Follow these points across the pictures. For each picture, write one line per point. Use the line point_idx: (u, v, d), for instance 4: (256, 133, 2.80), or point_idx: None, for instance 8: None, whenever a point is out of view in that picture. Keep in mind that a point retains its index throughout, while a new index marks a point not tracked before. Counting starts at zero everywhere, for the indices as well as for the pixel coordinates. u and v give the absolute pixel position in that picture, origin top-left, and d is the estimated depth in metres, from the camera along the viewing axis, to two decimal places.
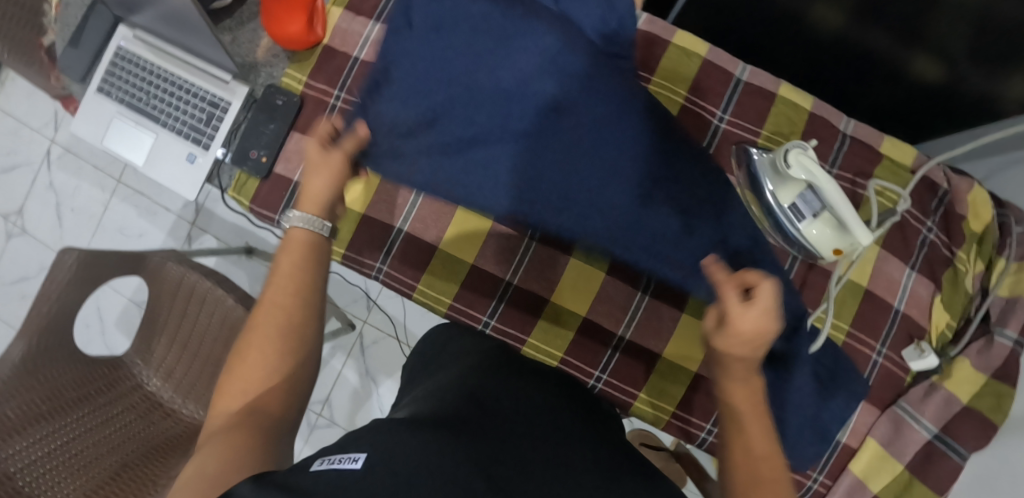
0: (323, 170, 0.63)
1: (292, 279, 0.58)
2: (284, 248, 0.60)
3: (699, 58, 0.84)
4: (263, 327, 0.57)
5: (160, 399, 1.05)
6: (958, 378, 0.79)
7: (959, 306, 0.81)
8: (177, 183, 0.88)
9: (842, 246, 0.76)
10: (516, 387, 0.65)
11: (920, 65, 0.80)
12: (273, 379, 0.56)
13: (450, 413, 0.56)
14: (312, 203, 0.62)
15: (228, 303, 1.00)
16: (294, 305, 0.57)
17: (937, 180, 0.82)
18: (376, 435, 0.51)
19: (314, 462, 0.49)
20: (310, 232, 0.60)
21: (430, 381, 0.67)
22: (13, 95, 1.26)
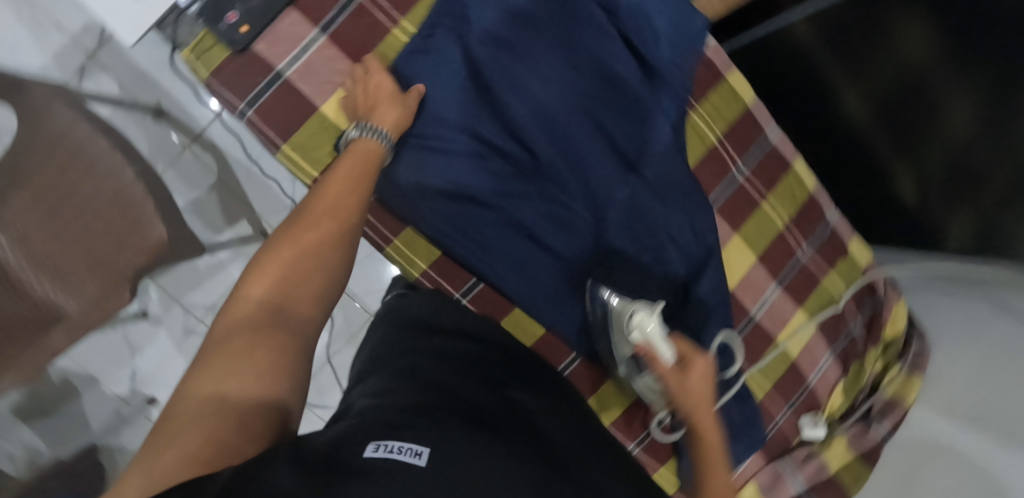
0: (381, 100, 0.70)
1: (347, 184, 0.61)
2: (350, 154, 0.64)
3: (744, 106, 0.85)
4: (300, 234, 0.55)
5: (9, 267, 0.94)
6: (833, 450, 0.90)
7: (853, 392, 0.94)
8: (109, 14, 0.65)
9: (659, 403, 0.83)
10: (520, 384, 0.65)
11: (902, 181, 0.89)
12: (303, 276, 0.54)
13: (489, 415, 0.56)
14: (386, 125, 0.68)
15: (127, 179, 0.92)
16: (346, 215, 0.59)
17: (878, 284, 0.94)
18: (423, 430, 0.49)
19: (369, 447, 0.46)
20: (376, 142, 0.66)
21: (431, 362, 0.64)
22: None
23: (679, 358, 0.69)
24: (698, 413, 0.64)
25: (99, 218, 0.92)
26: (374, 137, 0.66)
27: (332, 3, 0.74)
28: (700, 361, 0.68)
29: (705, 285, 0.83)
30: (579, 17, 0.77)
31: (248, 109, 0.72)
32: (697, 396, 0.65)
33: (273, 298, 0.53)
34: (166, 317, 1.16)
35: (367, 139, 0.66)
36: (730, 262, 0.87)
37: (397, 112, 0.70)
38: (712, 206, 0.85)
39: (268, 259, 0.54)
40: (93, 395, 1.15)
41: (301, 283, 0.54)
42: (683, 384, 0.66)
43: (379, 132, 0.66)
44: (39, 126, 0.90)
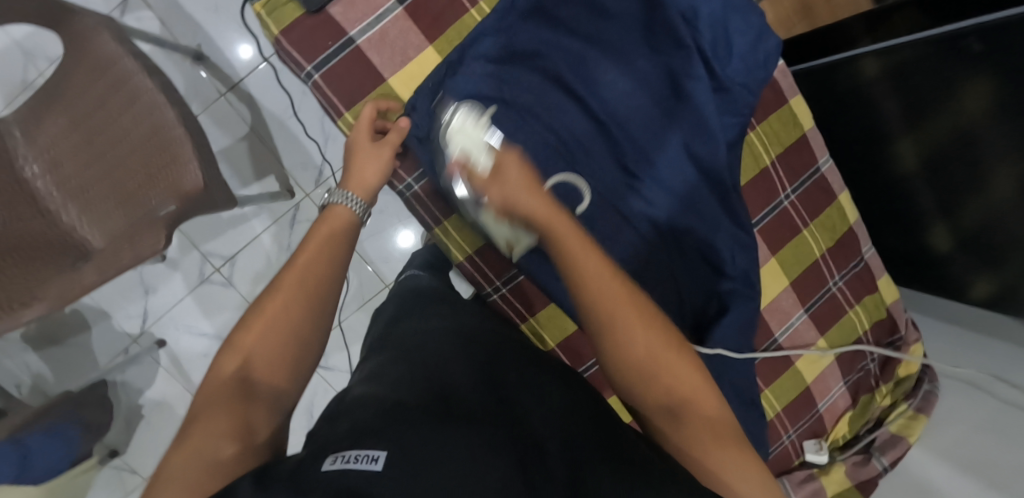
0: (371, 160, 0.69)
1: (322, 250, 0.60)
2: (322, 221, 0.63)
3: (801, 132, 0.84)
4: (274, 298, 0.54)
5: (34, 187, 0.93)
6: (831, 477, 0.92)
7: (859, 423, 0.96)
8: None
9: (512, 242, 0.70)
10: (522, 365, 0.57)
11: (936, 230, 0.91)
12: (276, 350, 0.52)
13: (469, 402, 0.49)
14: (357, 188, 0.67)
15: (168, 119, 0.87)
16: (322, 275, 0.58)
17: (900, 324, 0.95)
18: (399, 427, 0.44)
19: (325, 460, 0.42)
20: (348, 208, 0.65)
21: (435, 339, 0.61)
22: None
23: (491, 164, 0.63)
24: (567, 239, 0.58)
25: (134, 154, 0.90)
26: (345, 203, 0.65)
27: None
28: (516, 159, 0.63)
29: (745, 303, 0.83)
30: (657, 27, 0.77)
31: (315, 71, 0.72)
32: (524, 192, 0.60)
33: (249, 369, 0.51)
34: (183, 262, 1.13)
35: (341, 206, 0.65)
36: (766, 283, 0.87)
37: (375, 163, 0.69)
38: (756, 227, 0.85)
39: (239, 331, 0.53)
40: (104, 331, 1.14)
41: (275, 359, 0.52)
42: (499, 184, 0.61)
43: (354, 199, 0.66)
44: (85, 50, 0.85)
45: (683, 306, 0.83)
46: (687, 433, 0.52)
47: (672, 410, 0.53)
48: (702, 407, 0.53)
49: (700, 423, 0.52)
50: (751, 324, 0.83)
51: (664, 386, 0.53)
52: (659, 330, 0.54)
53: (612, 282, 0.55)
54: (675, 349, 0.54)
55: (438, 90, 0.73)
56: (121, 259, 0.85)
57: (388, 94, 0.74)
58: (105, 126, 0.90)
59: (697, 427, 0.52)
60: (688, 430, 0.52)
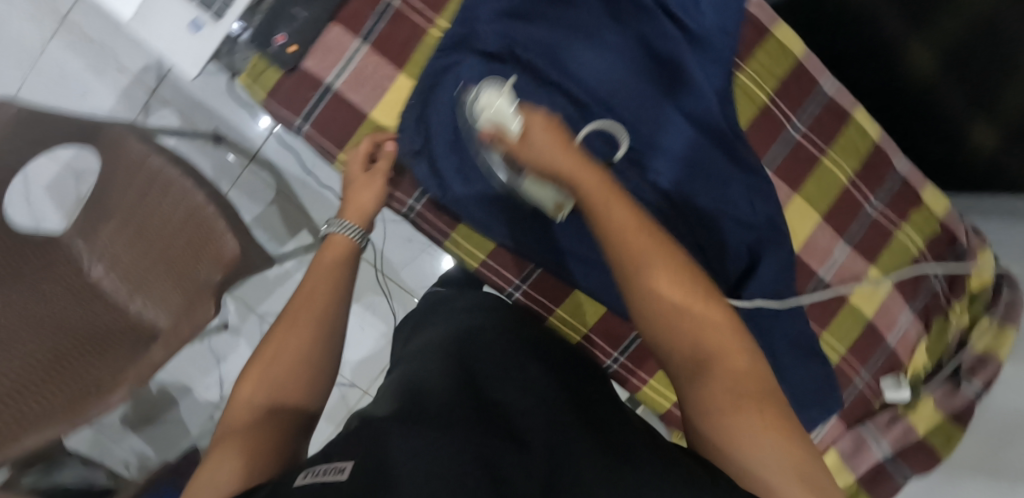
0: (366, 188, 0.71)
1: (329, 275, 0.64)
2: (325, 251, 0.67)
3: (794, 59, 0.79)
4: (286, 333, 0.58)
5: (103, 289, 0.94)
6: (919, 413, 0.88)
7: (938, 350, 0.89)
8: (171, 51, 0.69)
9: (562, 201, 0.68)
10: (504, 369, 0.58)
11: (978, 130, 0.86)
12: (295, 378, 0.56)
13: (447, 396, 0.51)
14: (353, 217, 0.69)
15: (199, 201, 0.89)
16: (328, 301, 0.62)
17: (959, 234, 0.87)
18: (370, 438, 0.44)
19: (297, 476, 0.42)
20: (349, 238, 0.68)
21: (428, 353, 0.62)
22: None
23: (519, 125, 0.58)
24: (609, 206, 0.55)
25: (180, 237, 0.91)
26: (341, 231, 0.68)
27: (370, 11, 0.73)
28: (541, 119, 0.58)
29: (772, 246, 0.80)
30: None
31: (305, 124, 0.73)
32: (556, 152, 0.57)
33: (268, 398, 0.54)
34: (244, 326, 1.21)
35: (338, 235, 0.68)
36: (793, 227, 0.83)
37: (369, 192, 0.71)
38: (769, 169, 0.81)
39: (258, 362, 0.57)
40: (190, 403, 1.23)
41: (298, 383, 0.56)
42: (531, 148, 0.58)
43: (352, 228, 0.68)
44: (116, 159, 0.89)
45: (718, 267, 0.79)
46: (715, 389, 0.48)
47: (702, 365, 0.50)
48: (733, 361, 0.49)
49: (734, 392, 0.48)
50: (784, 266, 0.80)
51: (694, 343, 0.50)
52: (692, 295, 0.51)
53: (641, 237, 0.53)
54: (704, 302, 0.51)
55: (422, 108, 0.72)
56: (183, 332, 0.86)
57: (375, 129, 0.74)
58: (152, 219, 0.92)
59: (724, 376, 0.49)
60: (714, 383, 0.48)
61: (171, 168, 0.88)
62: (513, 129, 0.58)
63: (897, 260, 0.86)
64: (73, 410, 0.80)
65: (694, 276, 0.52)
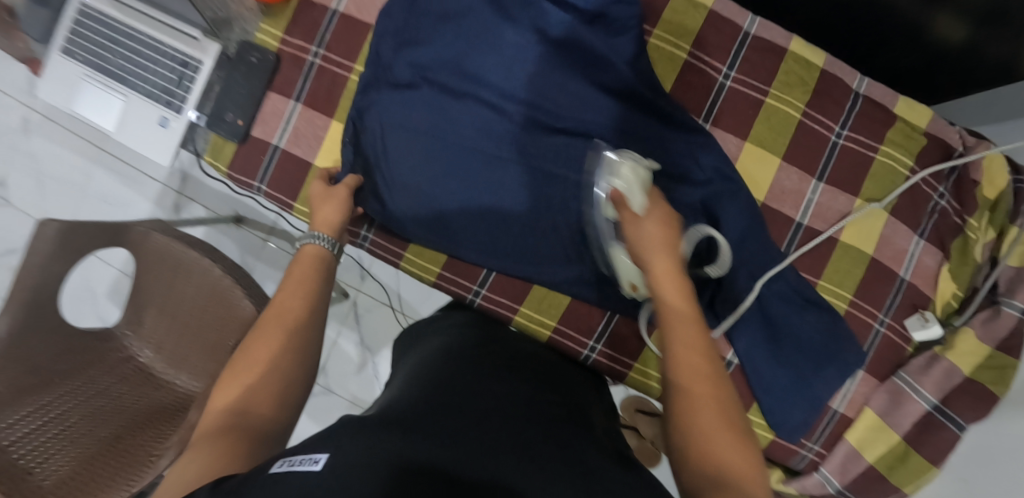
0: (335, 201, 0.75)
1: (302, 283, 0.67)
2: (297, 263, 0.69)
3: (706, 10, 0.78)
4: (261, 340, 0.61)
5: (153, 370, 1.05)
6: (960, 350, 0.77)
7: (966, 274, 0.79)
8: (150, 148, 0.82)
9: (636, 282, 0.72)
10: (481, 379, 0.57)
11: (941, 21, 0.75)
12: (270, 376, 0.58)
13: (426, 404, 0.50)
14: (322, 227, 0.73)
15: (217, 275, 0.99)
16: (302, 314, 0.64)
17: (952, 142, 0.78)
18: (345, 435, 0.44)
19: (275, 463, 0.42)
20: (323, 250, 0.71)
21: (416, 367, 0.62)
22: None
23: (644, 209, 0.62)
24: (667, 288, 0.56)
25: (208, 310, 1.00)
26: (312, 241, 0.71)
27: (297, 72, 0.82)
28: (662, 222, 0.61)
29: (729, 199, 0.77)
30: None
31: (262, 184, 0.82)
32: (660, 250, 0.58)
33: (239, 403, 0.56)
34: None
35: (310, 245, 0.71)
36: (749, 179, 0.79)
37: (333, 205, 0.75)
38: (706, 123, 0.79)
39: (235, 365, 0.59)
40: None
41: (263, 385, 0.58)
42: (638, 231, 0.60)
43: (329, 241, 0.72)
44: (145, 253, 1.00)
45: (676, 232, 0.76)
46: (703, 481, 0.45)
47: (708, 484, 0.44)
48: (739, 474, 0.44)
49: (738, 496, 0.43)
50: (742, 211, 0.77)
51: (700, 440, 0.46)
52: (718, 396, 0.48)
53: (697, 354, 0.51)
54: (726, 403, 0.49)
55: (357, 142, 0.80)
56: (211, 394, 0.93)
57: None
58: (179, 302, 1.02)
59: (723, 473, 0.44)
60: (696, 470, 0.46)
61: (190, 251, 0.99)
62: (637, 207, 0.62)
63: (886, 186, 0.78)
64: (132, 472, 0.88)
65: (720, 387, 0.49)
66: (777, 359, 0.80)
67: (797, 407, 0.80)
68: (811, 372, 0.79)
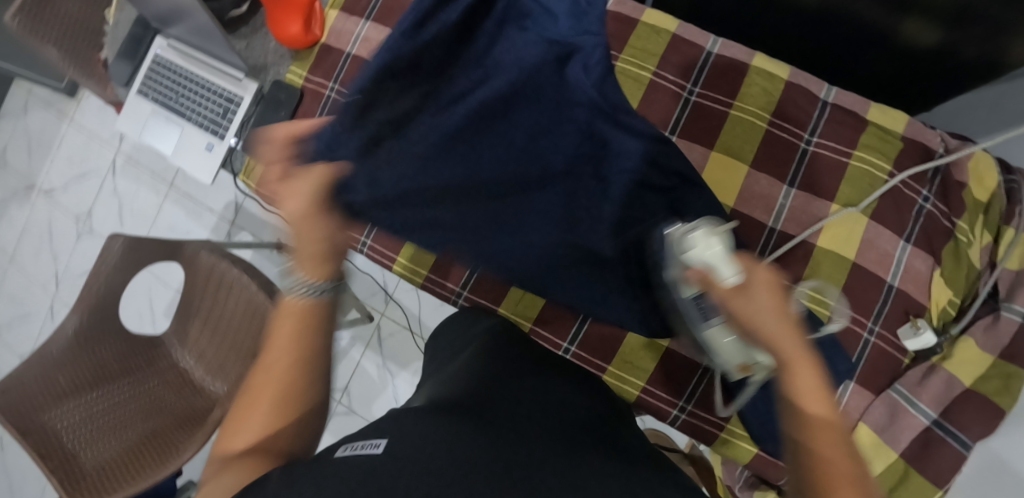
0: (309, 227, 0.53)
1: (293, 340, 0.54)
2: (281, 317, 0.55)
3: (669, 34, 0.84)
4: (257, 395, 0.54)
5: (192, 375, 1.17)
6: (959, 360, 0.72)
7: (962, 279, 0.74)
8: (195, 170, 0.97)
9: (744, 364, 0.66)
10: (534, 375, 0.62)
11: (911, 29, 0.74)
12: (277, 424, 0.54)
13: (475, 402, 0.54)
14: (307, 272, 0.54)
15: (250, 289, 1.08)
16: (293, 366, 0.54)
17: (932, 144, 0.77)
18: (399, 422, 0.50)
19: (338, 448, 0.49)
20: (309, 299, 0.54)
21: (462, 362, 0.65)
22: (85, 113, 1.38)
23: (737, 272, 0.50)
24: (783, 347, 0.47)
25: (243, 320, 1.11)
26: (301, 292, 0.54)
27: (316, 104, 0.93)
28: (768, 271, 0.50)
29: None
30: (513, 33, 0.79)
31: None
32: (773, 305, 0.49)
33: (260, 444, 0.53)
34: None
35: (295, 296, 0.54)
36: (716, 188, 0.81)
37: (310, 224, 0.53)
38: (674, 135, 0.83)
39: (232, 421, 0.55)
40: None
41: (267, 439, 0.54)
42: (753, 302, 0.49)
43: (314, 286, 0.54)
44: (194, 269, 1.15)
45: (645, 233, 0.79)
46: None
47: None
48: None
49: None
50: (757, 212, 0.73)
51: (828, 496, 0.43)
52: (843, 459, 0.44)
53: (821, 404, 0.46)
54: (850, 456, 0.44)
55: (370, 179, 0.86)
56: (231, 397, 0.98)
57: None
58: (220, 313, 1.14)
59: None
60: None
61: (230, 268, 1.11)
62: (730, 281, 0.50)
63: (863, 190, 0.78)
64: (154, 466, 0.96)
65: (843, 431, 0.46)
66: None
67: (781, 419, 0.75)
68: None
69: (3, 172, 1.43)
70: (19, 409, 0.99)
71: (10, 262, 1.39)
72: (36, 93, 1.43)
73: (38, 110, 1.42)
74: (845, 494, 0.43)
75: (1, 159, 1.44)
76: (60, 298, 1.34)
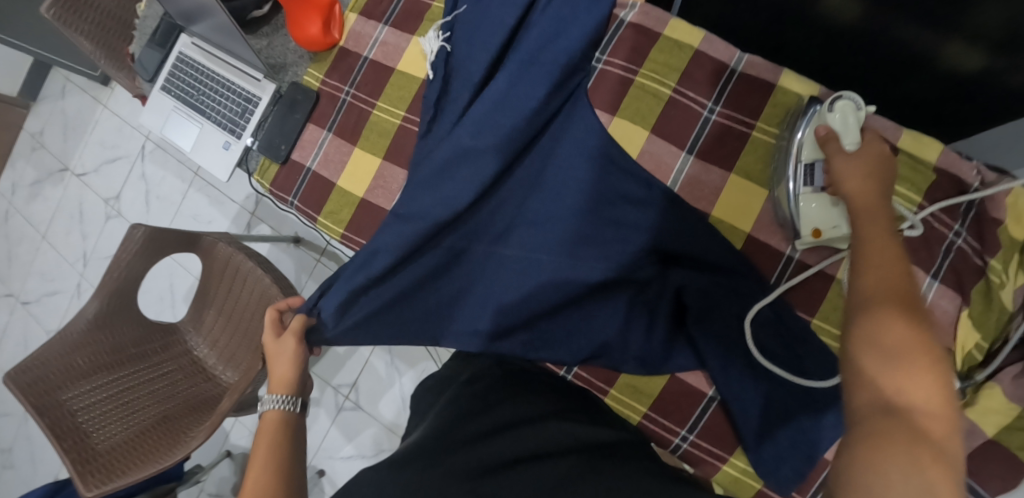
0: (286, 354, 0.75)
1: (264, 457, 0.65)
2: (260, 435, 0.69)
3: (692, 49, 0.81)
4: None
5: (205, 363, 1.20)
6: (984, 409, 0.68)
7: (993, 322, 0.69)
8: (213, 167, 0.98)
9: (822, 228, 0.70)
10: (509, 403, 0.68)
11: (952, 52, 0.70)
12: None
13: (440, 443, 0.61)
14: (278, 388, 0.73)
15: (264, 283, 1.11)
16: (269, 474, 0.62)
17: (966, 177, 0.72)
18: (358, 484, 0.56)
19: None
20: (285, 410, 0.71)
21: (448, 399, 0.71)
22: (118, 99, 1.42)
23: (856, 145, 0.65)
24: (872, 234, 0.53)
25: (256, 314, 1.13)
26: (274, 406, 0.71)
27: (332, 107, 0.93)
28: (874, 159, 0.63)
29: (706, 226, 0.76)
30: (529, 31, 0.81)
31: (295, 198, 0.93)
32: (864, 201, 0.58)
33: None
34: (322, 399, 1.34)
35: (272, 410, 0.71)
36: (729, 214, 0.78)
37: (285, 360, 0.75)
38: (691, 154, 0.80)
39: None
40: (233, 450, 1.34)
41: None
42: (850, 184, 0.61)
43: (289, 399, 0.72)
44: (212, 260, 1.17)
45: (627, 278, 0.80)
46: (888, 424, 0.41)
47: (885, 408, 0.42)
48: (933, 421, 0.41)
49: (905, 408, 0.41)
50: (790, 209, 0.73)
51: (889, 388, 0.43)
52: (929, 351, 0.44)
53: (890, 249, 0.51)
54: (930, 358, 0.43)
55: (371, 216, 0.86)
56: (238, 390, 0.99)
57: (343, 195, 0.91)
58: (235, 304, 1.17)
59: (908, 426, 0.40)
60: (859, 443, 0.41)
61: (246, 262, 1.13)
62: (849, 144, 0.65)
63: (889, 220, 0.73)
64: (169, 448, 0.99)
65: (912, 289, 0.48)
66: (769, 403, 0.72)
67: (784, 458, 0.72)
68: (806, 417, 0.71)
69: (40, 153, 1.48)
70: (35, 386, 1.01)
71: (42, 240, 1.44)
72: (73, 79, 1.47)
73: (74, 95, 1.46)
74: (895, 334, 0.44)
75: (39, 141, 1.48)
76: (88, 279, 1.38)
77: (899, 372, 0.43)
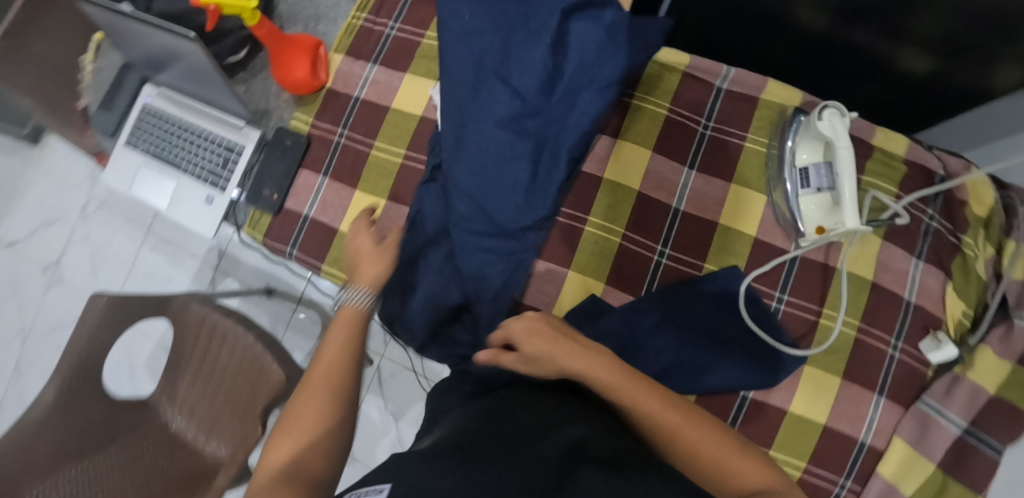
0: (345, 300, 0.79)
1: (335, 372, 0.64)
2: None
3: (680, 73, 0.87)
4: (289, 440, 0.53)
5: (185, 437, 1.08)
6: (981, 369, 0.76)
7: (974, 293, 0.79)
8: (195, 223, 0.92)
9: (825, 225, 0.77)
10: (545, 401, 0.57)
11: (905, 55, 0.80)
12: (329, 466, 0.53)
13: (471, 435, 0.50)
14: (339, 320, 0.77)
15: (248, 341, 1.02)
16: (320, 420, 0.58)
17: (932, 166, 0.82)
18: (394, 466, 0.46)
19: None
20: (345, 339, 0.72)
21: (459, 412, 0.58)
22: (52, 157, 1.30)
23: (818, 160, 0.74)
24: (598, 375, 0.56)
25: (240, 377, 1.03)
26: None
27: (325, 150, 0.90)
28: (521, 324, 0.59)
29: None
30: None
31: (293, 248, 0.89)
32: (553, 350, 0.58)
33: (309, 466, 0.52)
34: None
35: None
36: (733, 221, 0.83)
37: None
38: (692, 169, 0.85)
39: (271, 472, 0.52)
40: None
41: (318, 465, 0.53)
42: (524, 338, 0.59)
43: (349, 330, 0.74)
44: (186, 323, 1.08)
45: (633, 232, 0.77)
46: (729, 481, 0.52)
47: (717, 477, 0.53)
48: (759, 481, 0.52)
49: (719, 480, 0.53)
50: (792, 209, 0.80)
51: (713, 462, 0.53)
52: (708, 426, 0.55)
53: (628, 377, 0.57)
54: (718, 429, 0.55)
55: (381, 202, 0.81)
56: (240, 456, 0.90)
57: None
58: (218, 364, 1.06)
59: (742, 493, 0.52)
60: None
61: (226, 321, 1.04)
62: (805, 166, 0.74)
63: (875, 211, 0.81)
64: None
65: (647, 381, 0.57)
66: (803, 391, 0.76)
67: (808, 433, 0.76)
68: None
69: None
70: None
71: None
72: None
73: None
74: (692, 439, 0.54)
75: None
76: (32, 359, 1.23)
77: (707, 453, 0.53)
